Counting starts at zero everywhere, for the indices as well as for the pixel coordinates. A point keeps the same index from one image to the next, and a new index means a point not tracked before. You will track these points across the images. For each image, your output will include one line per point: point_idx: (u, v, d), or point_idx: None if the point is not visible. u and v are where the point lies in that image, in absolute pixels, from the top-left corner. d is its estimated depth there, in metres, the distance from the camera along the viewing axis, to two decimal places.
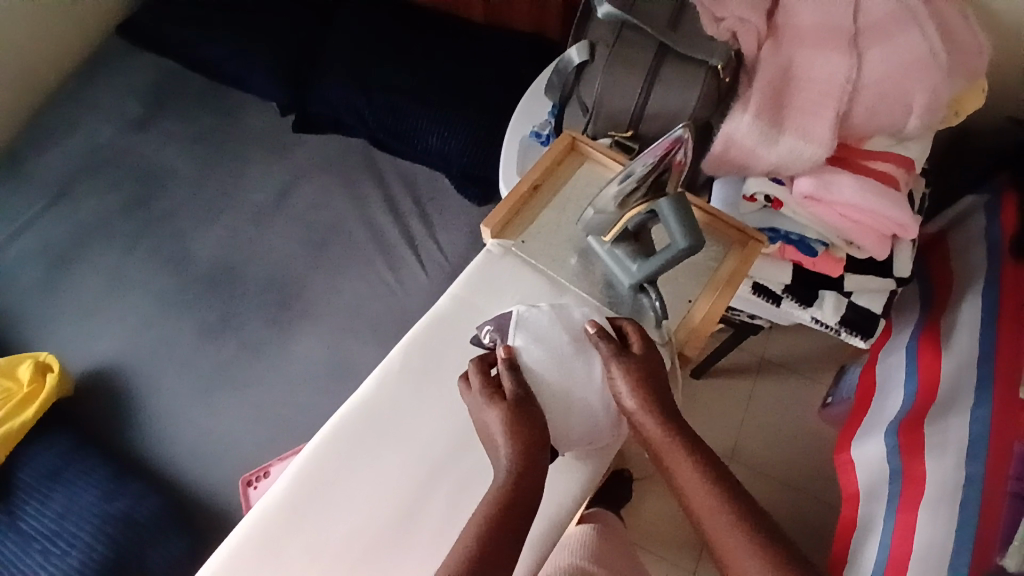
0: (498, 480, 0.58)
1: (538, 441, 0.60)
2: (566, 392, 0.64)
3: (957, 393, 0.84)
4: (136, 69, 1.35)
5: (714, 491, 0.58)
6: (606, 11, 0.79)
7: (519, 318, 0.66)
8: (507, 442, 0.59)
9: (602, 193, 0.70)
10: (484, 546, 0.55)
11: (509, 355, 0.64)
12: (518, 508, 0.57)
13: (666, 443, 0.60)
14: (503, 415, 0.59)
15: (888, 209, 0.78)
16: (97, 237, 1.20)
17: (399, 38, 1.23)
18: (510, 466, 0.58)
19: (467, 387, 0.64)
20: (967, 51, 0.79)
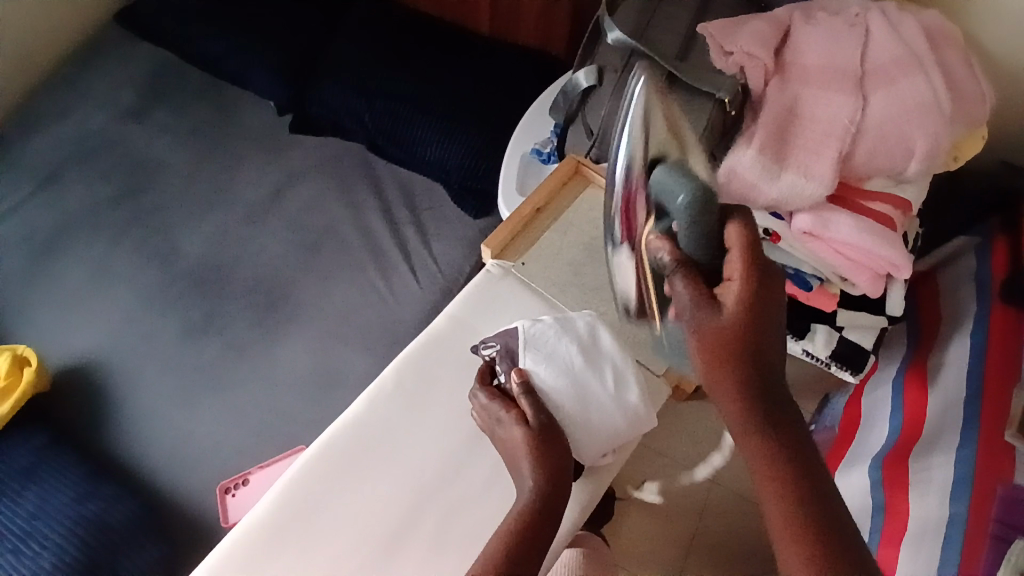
0: (521, 501, 0.56)
1: (562, 464, 0.58)
2: (582, 410, 0.63)
3: (942, 431, 0.85)
4: (133, 59, 1.33)
5: (774, 464, 0.50)
6: (616, 37, 0.80)
7: (526, 335, 0.65)
8: (530, 466, 0.57)
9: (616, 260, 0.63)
10: (506, 555, 0.50)
11: (522, 376, 0.62)
12: (547, 531, 0.54)
13: (742, 419, 0.51)
14: (524, 437, 0.59)
15: (884, 248, 0.78)
16: (83, 228, 1.17)
17: (404, 45, 1.23)
18: (534, 486, 0.56)
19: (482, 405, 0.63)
20: (969, 98, 0.81)
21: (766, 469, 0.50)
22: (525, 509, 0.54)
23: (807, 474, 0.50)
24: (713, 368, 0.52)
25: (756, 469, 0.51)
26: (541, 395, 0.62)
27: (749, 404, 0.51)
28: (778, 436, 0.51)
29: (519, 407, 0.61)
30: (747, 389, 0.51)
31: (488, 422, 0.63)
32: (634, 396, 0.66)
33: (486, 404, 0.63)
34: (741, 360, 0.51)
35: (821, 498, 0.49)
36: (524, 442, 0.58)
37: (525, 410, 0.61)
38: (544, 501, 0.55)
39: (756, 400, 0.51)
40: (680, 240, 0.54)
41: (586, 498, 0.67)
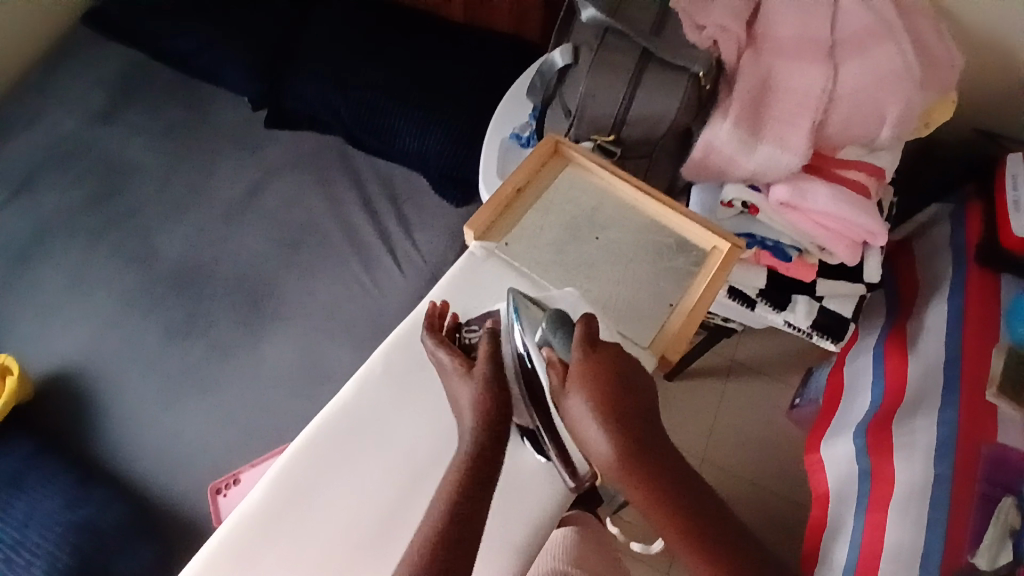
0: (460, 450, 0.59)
1: (503, 419, 0.61)
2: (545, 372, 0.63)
3: (924, 394, 0.87)
4: (102, 59, 1.31)
5: (657, 489, 0.55)
6: (590, 15, 0.81)
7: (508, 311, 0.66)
8: (474, 418, 0.60)
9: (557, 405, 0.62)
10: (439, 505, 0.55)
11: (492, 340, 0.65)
12: (478, 479, 0.57)
13: (644, 498, 0.55)
14: (480, 394, 0.61)
15: (860, 216, 0.79)
16: (58, 232, 1.15)
17: (378, 35, 1.22)
18: (474, 437, 0.59)
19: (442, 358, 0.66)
20: (937, 66, 0.82)
21: (681, 539, 0.54)
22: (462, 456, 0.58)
23: (714, 520, 0.55)
24: (610, 465, 0.55)
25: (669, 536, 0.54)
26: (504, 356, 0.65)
27: (626, 445, 0.55)
28: (679, 499, 0.55)
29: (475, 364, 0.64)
30: (642, 473, 0.55)
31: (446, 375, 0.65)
32: None
33: (440, 357, 0.65)
34: (631, 447, 0.55)
35: (730, 538, 0.54)
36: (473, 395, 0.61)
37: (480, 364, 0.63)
38: (489, 453, 0.59)
39: (654, 473, 0.55)
40: (553, 349, 0.60)
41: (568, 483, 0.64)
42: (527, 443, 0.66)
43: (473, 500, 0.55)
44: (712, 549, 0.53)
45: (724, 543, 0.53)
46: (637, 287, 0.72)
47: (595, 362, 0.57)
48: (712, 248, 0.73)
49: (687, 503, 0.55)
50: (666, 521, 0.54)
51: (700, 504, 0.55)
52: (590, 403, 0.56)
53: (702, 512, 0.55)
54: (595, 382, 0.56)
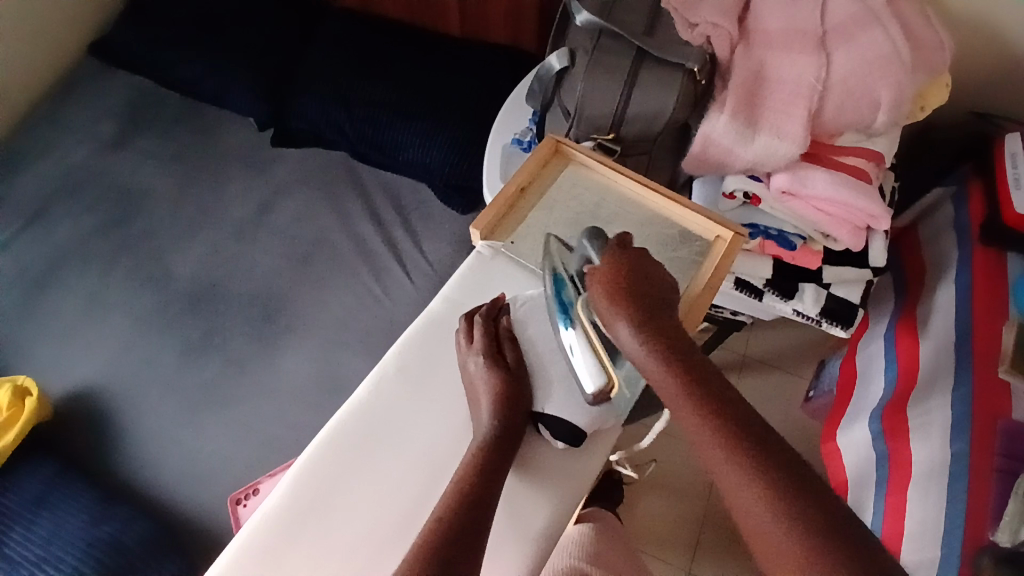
0: (480, 436, 0.62)
1: (519, 410, 0.64)
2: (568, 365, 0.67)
3: (936, 375, 0.87)
4: (111, 89, 1.34)
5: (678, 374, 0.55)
6: (584, 18, 0.83)
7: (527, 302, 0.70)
8: (492, 404, 0.62)
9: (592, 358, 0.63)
10: (466, 492, 0.57)
11: (509, 327, 0.69)
12: (499, 468, 0.60)
13: (663, 381, 0.56)
14: (498, 378, 0.64)
15: (861, 201, 0.80)
16: (75, 258, 1.18)
17: (378, 52, 1.25)
18: (491, 426, 0.62)
19: (466, 340, 0.67)
20: (928, 48, 0.83)
21: (699, 428, 0.52)
22: (482, 445, 0.61)
23: (737, 413, 0.52)
24: (631, 346, 0.58)
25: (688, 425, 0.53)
26: (522, 343, 0.69)
27: (645, 332, 0.58)
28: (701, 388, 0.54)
29: (501, 354, 0.66)
30: (661, 353, 0.57)
31: (462, 355, 0.66)
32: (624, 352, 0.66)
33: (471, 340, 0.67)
34: (649, 333, 0.58)
35: (755, 433, 0.51)
36: (494, 384, 0.63)
37: (506, 356, 0.66)
38: (501, 437, 0.62)
39: (678, 367, 0.56)
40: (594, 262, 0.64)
41: (586, 470, 0.65)
42: (541, 431, 0.66)
43: (485, 483, 0.58)
44: (732, 439, 0.51)
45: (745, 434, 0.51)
46: None
47: (622, 263, 0.62)
48: (715, 238, 0.74)
49: (709, 393, 0.54)
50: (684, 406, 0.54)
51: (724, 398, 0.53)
52: (609, 287, 0.60)
53: (726, 406, 0.53)
54: (616, 275, 0.61)
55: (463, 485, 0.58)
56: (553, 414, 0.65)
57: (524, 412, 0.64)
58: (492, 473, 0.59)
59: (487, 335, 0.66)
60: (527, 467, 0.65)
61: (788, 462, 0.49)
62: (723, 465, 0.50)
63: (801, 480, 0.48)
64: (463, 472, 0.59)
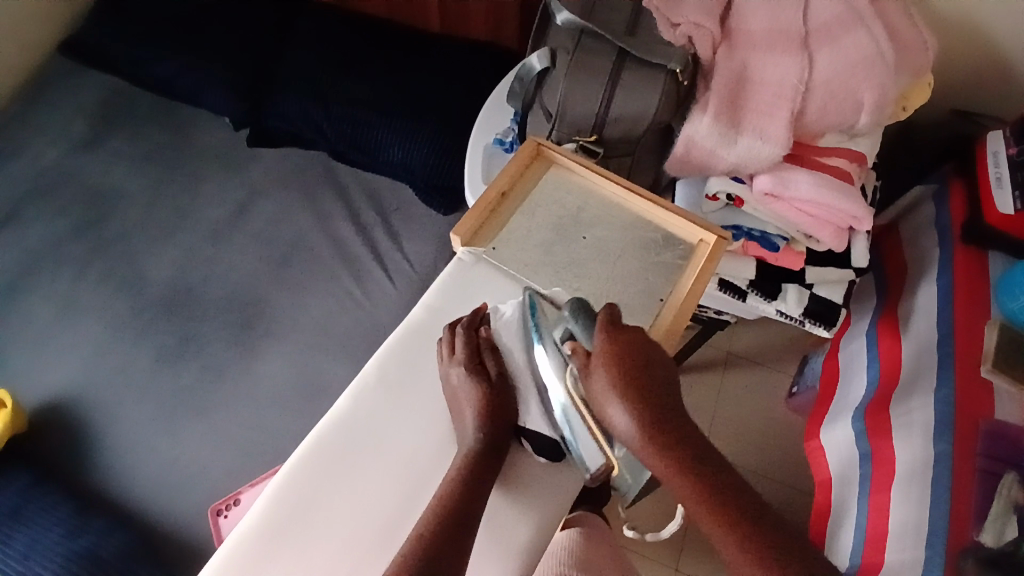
0: (463, 449, 0.61)
1: (503, 422, 0.63)
2: None
3: (918, 375, 0.88)
4: (80, 87, 1.30)
5: (692, 473, 0.54)
6: (565, 19, 0.82)
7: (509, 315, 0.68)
8: (475, 416, 0.62)
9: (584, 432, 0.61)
10: (448, 508, 0.56)
11: (489, 337, 0.67)
12: (484, 482, 0.59)
13: (678, 483, 0.54)
14: (480, 390, 0.63)
15: (844, 202, 0.80)
16: (46, 263, 1.14)
17: (356, 49, 1.22)
18: (475, 439, 0.61)
19: (448, 350, 0.66)
20: (910, 48, 0.83)
21: (722, 535, 0.52)
22: (465, 458, 0.60)
23: (754, 513, 0.52)
24: (638, 444, 0.55)
25: (708, 528, 0.53)
26: (504, 353, 0.67)
27: (651, 426, 0.55)
28: (718, 490, 0.53)
29: (484, 365, 0.65)
30: (673, 453, 0.54)
31: (444, 366, 0.65)
32: None
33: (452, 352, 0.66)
34: (656, 428, 0.55)
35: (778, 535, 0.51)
36: (478, 396, 0.62)
37: (488, 367, 0.65)
38: (484, 449, 0.61)
39: (689, 463, 0.54)
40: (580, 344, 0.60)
41: (571, 479, 0.65)
42: (524, 443, 0.65)
43: (467, 498, 0.58)
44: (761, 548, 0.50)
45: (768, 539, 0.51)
46: (626, 284, 0.72)
47: (617, 345, 0.57)
48: (699, 241, 0.74)
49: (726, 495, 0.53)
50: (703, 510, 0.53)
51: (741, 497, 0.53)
52: (614, 382, 0.56)
53: (742, 507, 0.53)
54: (613, 361, 0.57)
55: (446, 499, 0.57)
56: (535, 429, 0.64)
57: (507, 424, 0.64)
58: (475, 487, 0.59)
59: (469, 345, 0.65)
60: (511, 479, 0.65)
61: (809, 561, 0.50)
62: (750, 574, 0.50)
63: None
64: (445, 486, 0.59)
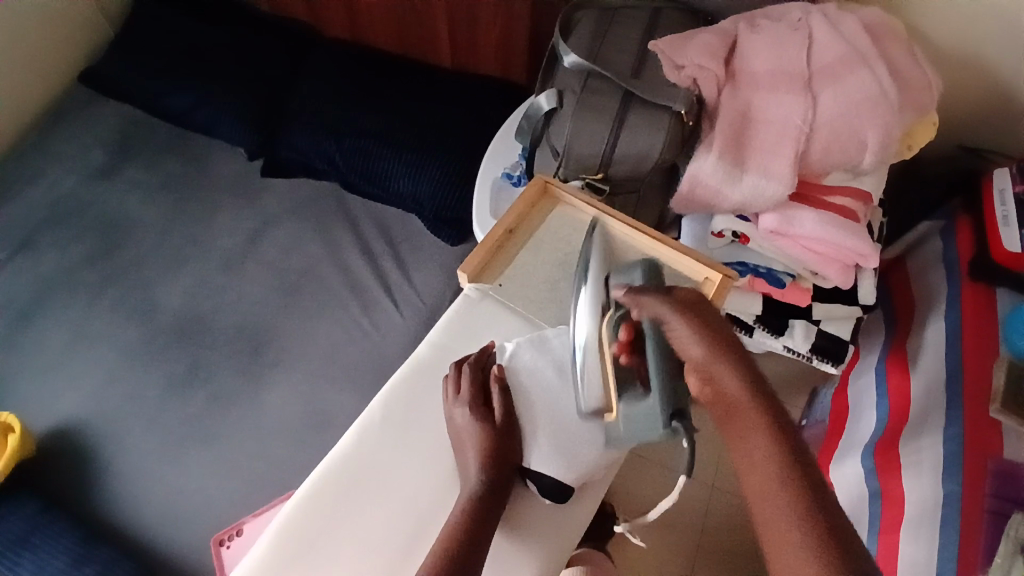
0: (466, 492, 0.61)
1: (508, 463, 0.63)
2: (560, 408, 0.66)
3: (927, 412, 0.87)
4: (100, 118, 1.34)
5: (748, 404, 0.53)
6: (572, 61, 0.84)
7: (514, 353, 0.67)
8: (479, 459, 0.62)
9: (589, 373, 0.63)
10: (449, 556, 0.56)
11: (501, 375, 0.66)
12: (488, 527, 0.59)
13: (750, 442, 0.51)
14: (484, 433, 0.63)
15: (849, 241, 0.80)
16: (61, 290, 1.17)
17: (369, 82, 1.25)
18: (479, 483, 0.61)
19: (454, 389, 0.66)
20: (915, 88, 0.84)
21: (765, 469, 0.49)
22: (468, 504, 0.60)
23: (809, 472, 0.49)
24: (697, 364, 0.56)
25: (747, 461, 0.51)
26: (515, 393, 0.66)
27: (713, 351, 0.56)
28: (793, 465, 0.49)
29: (491, 404, 0.65)
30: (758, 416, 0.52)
31: (449, 405, 0.65)
32: None
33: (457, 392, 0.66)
34: (716, 353, 0.56)
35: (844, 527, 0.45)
36: (484, 437, 0.62)
37: (494, 406, 0.65)
38: (488, 492, 0.61)
39: (744, 399, 0.53)
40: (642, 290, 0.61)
41: (576, 520, 0.65)
42: (529, 485, 0.65)
43: (469, 545, 0.57)
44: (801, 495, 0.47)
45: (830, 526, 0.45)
46: None
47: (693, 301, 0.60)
48: (704, 280, 0.74)
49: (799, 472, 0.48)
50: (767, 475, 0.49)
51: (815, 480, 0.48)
52: (691, 322, 0.57)
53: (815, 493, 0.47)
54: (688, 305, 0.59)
55: (447, 546, 0.57)
56: (539, 471, 0.64)
57: (512, 467, 0.63)
58: (478, 534, 0.58)
59: (477, 384, 0.65)
60: (514, 521, 0.64)
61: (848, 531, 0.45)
62: (794, 546, 0.45)
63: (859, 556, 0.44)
64: (445, 533, 0.58)
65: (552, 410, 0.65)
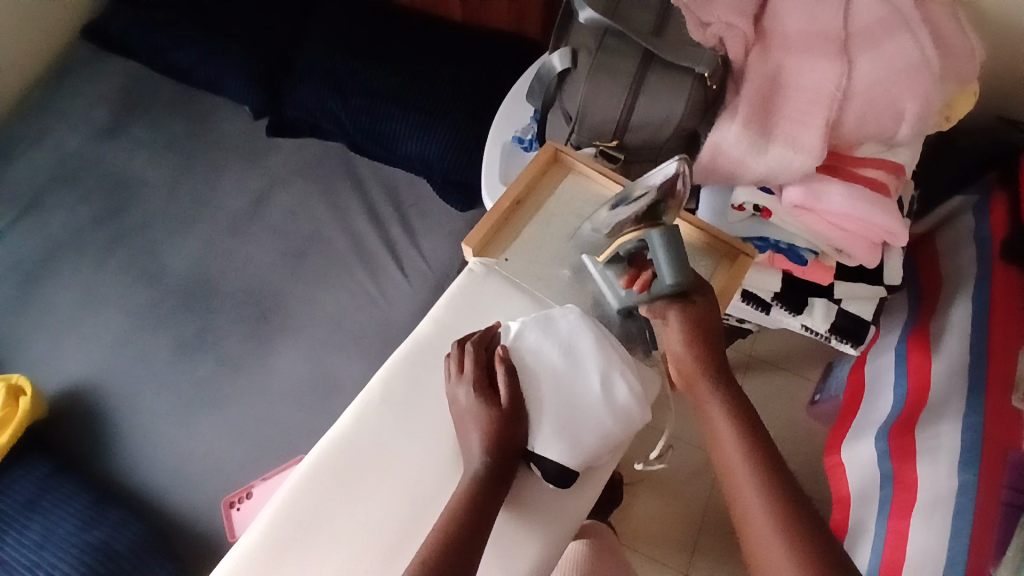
0: (468, 475, 0.59)
1: (512, 448, 0.60)
2: (568, 392, 0.61)
3: (948, 397, 0.84)
4: (103, 74, 1.30)
5: (720, 394, 0.61)
6: (588, 16, 0.78)
7: (518, 334, 0.63)
8: (483, 440, 0.59)
9: (598, 214, 0.68)
10: (447, 546, 0.54)
11: (505, 355, 0.62)
12: (488, 514, 0.57)
13: (721, 434, 0.60)
14: (488, 416, 0.59)
15: (879, 217, 0.76)
16: (68, 252, 1.15)
17: (376, 37, 1.19)
18: (480, 467, 0.58)
19: (456, 368, 0.63)
20: (959, 54, 0.77)
21: (730, 446, 0.59)
22: (469, 488, 0.58)
23: (766, 447, 0.59)
24: (683, 361, 0.63)
25: (717, 438, 0.60)
26: (521, 374, 0.62)
27: (695, 349, 0.62)
28: (758, 449, 0.58)
29: (496, 386, 0.61)
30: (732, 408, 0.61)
31: (451, 385, 0.62)
32: (623, 390, 0.62)
33: (459, 373, 0.62)
34: (700, 351, 0.62)
35: (797, 495, 0.56)
36: (487, 420, 0.59)
37: (498, 388, 0.61)
38: (489, 476, 0.58)
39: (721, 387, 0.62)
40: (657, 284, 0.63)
41: (581, 503, 0.62)
42: (533, 468, 0.62)
43: (467, 534, 0.55)
44: (760, 468, 0.57)
45: (790, 498, 0.55)
46: None
47: (696, 306, 0.63)
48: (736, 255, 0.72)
49: (765, 454, 0.58)
50: (737, 458, 0.58)
51: (774, 457, 0.58)
52: (686, 329, 0.62)
53: (777, 470, 0.58)
54: (693, 311, 0.63)
55: (445, 533, 0.55)
56: (542, 453, 0.60)
57: (515, 449, 0.60)
58: (479, 520, 0.56)
59: (481, 364, 0.62)
60: (516, 503, 0.62)
61: (796, 492, 0.56)
62: (758, 512, 0.55)
63: (798, 510, 0.55)
64: (444, 518, 0.57)
65: (558, 392, 0.61)
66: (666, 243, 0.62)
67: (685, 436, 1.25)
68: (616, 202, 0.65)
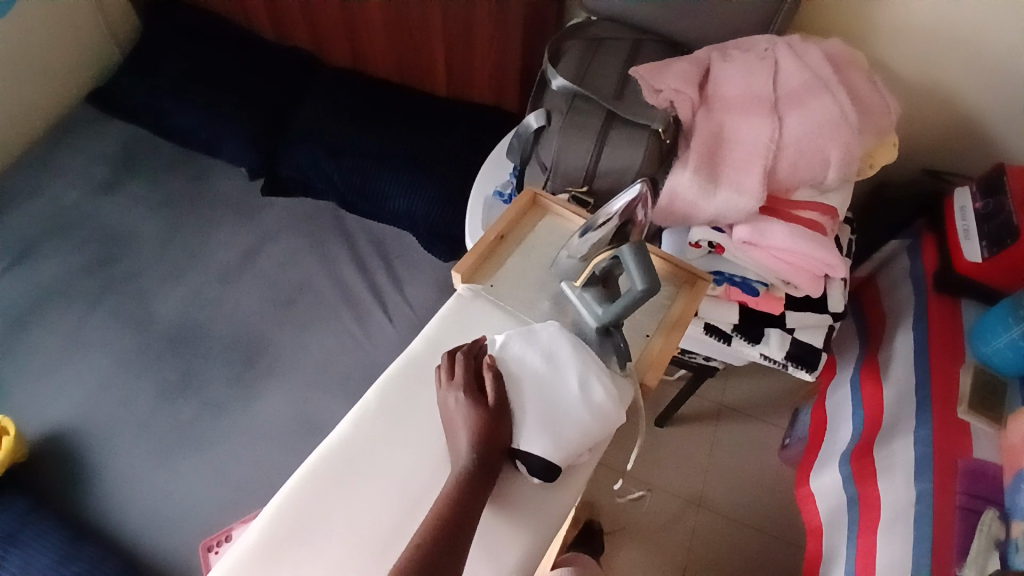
0: (458, 470, 0.63)
1: (498, 445, 0.65)
2: (550, 395, 0.67)
3: (899, 418, 0.92)
4: (104, 136, 1.39)
5: None
6: (560, 84, 0.92)
7: (504, 345, 0.70)
8: (470, 438, 0.64)
9: (574, 241, 0.77)
10: (437, 534, 0.59)
11: (492, 362, 0.69)
12: (476, 505, 0.62)
13: None
14: (477, 414, 0.65)
15: (818, 252, 0.86)
16: (59, 298, 1.20)
17: (366, 107, 1.32)
18: (470, 462, 0.63)
19: (447, 375, 0.69)
20: (874, 114, 0.91)
21: None
22: (459, 480, 0.62)
23: None
24: None
25: None
26: (507, 380, 0.68)
27: None
28: None
29: (484, 390, 0.67)
30: None
31: (443, 390, 0.68)
32: (599, 391, 0.68)
33: (450, 380, 0.68)
34: None
35: None
36: (475, 419, 0.65)
37: (486, 389, 0.67)
38: (478, 470, 0.63)
39: None
40: (630, 292, 0.69)
41: (563, 498, 0.67)
42: (519, 466, 0.67)
43: (457, 523, 0.60)
44: None
45: None
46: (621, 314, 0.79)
47: None
48: (696, 279, 0.80)
49: None
50: None
51: None
52: None
53: None
54: None
55: (438, 522, 0.60)
56: (528, 450, 0.65)
57: (501, 447, 0.65)
58: (467, 510, 0.61)
59: (471, 371, 0.69)
60: (503, 499, 0.67)
61: None
62: None
63: None
64: (435, 507, 0.61)
65: (540, 394, 0.67)
66: (635, 251, 0.68)
67: (661, 480, 1.29)
68: (584, 230, 0.75)
